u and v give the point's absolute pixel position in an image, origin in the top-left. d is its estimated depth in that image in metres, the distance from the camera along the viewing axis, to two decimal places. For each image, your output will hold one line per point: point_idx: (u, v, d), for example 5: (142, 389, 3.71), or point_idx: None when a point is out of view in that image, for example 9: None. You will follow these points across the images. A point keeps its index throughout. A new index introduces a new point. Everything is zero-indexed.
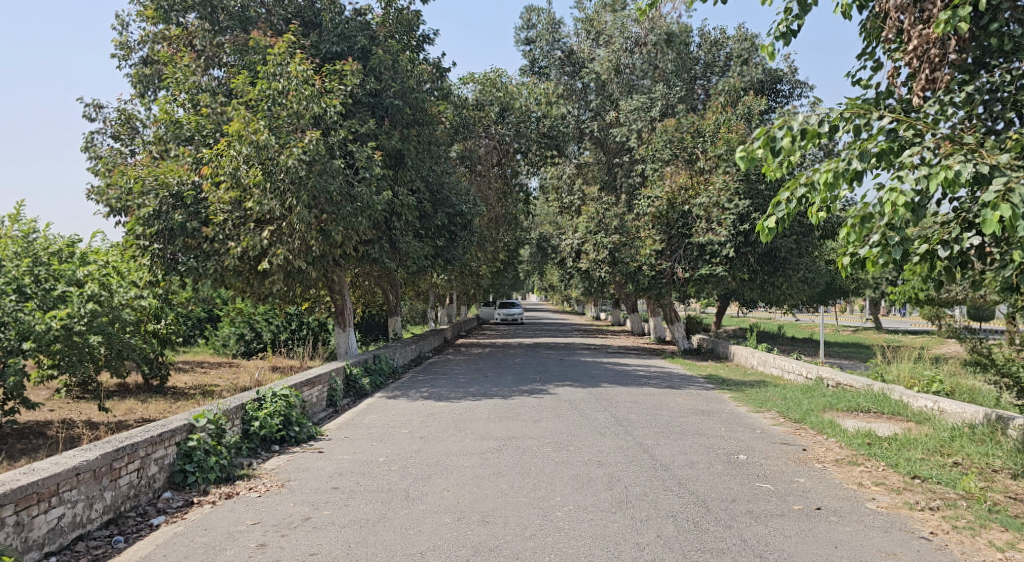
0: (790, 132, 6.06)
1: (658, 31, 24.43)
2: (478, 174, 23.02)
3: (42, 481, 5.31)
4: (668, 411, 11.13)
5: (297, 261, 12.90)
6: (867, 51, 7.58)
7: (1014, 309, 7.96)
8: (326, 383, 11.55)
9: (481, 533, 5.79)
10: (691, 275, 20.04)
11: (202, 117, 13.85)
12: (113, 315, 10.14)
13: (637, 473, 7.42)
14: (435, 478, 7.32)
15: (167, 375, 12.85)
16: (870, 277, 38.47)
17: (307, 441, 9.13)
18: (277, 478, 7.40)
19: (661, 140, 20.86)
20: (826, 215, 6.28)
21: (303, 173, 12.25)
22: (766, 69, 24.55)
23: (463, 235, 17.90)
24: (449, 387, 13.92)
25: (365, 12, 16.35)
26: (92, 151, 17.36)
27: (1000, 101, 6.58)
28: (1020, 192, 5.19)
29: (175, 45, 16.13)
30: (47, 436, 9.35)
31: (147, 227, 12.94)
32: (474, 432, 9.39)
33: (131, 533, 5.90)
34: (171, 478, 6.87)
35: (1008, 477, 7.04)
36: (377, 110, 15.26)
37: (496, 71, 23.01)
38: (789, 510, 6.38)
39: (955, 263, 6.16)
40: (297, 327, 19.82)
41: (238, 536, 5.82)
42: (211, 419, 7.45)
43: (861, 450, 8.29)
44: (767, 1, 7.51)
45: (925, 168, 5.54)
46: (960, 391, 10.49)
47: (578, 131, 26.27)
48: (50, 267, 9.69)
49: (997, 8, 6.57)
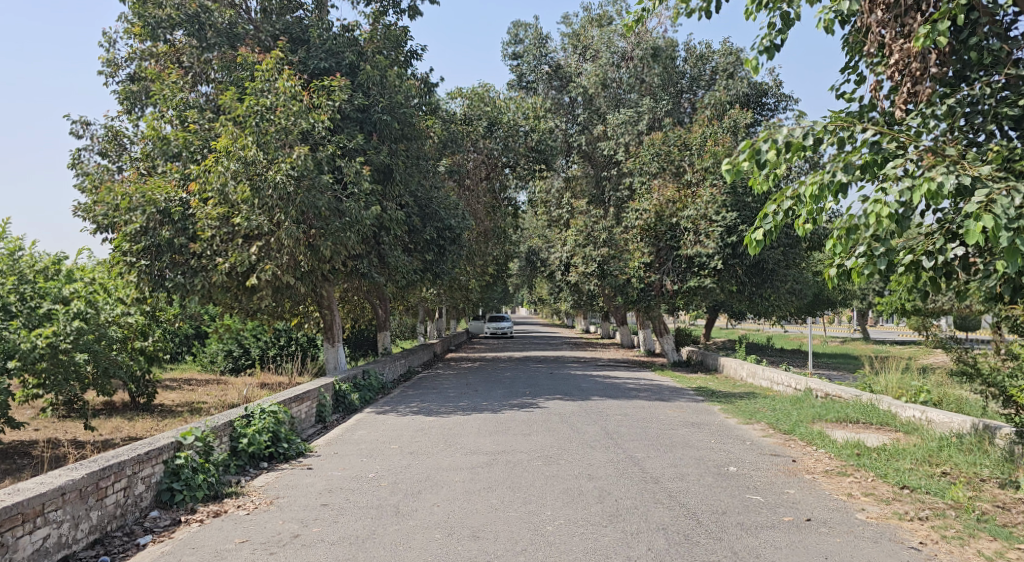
0: (775, 145, 6.12)
1: (645, 45, 24.71)
2: (467, 189, 23.18)
3: (27, 502, 5.25)
4: (659, 423, 11.15)
5: (286, 277, 12.80)
6: (850, 64, 7.70)
7: (999, 319, 7.97)
8: (315, 399, 11.50)
9: (472, 549, 5.76)
10: (679, 288, 20.24)
11: (190, 133, 13.80)
12: (101, 332, 9.97)
13: (627, 486, 7.42)
14: (425, 493, 7.28)
15: (154, 393, 12.71)
16: (857, 288, 38.88)
17: (296, 458, 9.08)
18: (266, 496, 7.34)
19: (648, 153, 21.02)
20: (812, 227, 6.29)
21: (291, 188, 12.31)
22: (750, 83, 24.81)
23: (452, 249, 17.95)
24: (439, 402, 13.88)
25: (353, 28, 16.38)
26: (79, 169, 17.29)
27: (981, 114, 6.67)
28: (1002, 203, 5.27)
29: (162, 62, 16.04)
30: (32, 456, 9.26)
31: (134, 243, 12.94)
32: (463, 447, 9.34)
33: (118, 553, 5.84)
34: (158, 497, 6.79)
35: (996, 486, 7.08)
36: (365, 126, 15.36)
37: (484, 86, 23.29)
38: (779, 522, 6.38)
39: (940, 274, 6.19)
40: (285, 343, 19.70)
41: (227, 555, 5.76)
42: (198, 436, 7.39)
43: (851, 461, 8.31)
44: (751, 15, 7.63)
45: (909, 181, 5.62)
46: (947, 401, 10.60)
47: (566, 145, 26.59)
48: (35, 285, 9.69)
49: (976, 23, 6.73)
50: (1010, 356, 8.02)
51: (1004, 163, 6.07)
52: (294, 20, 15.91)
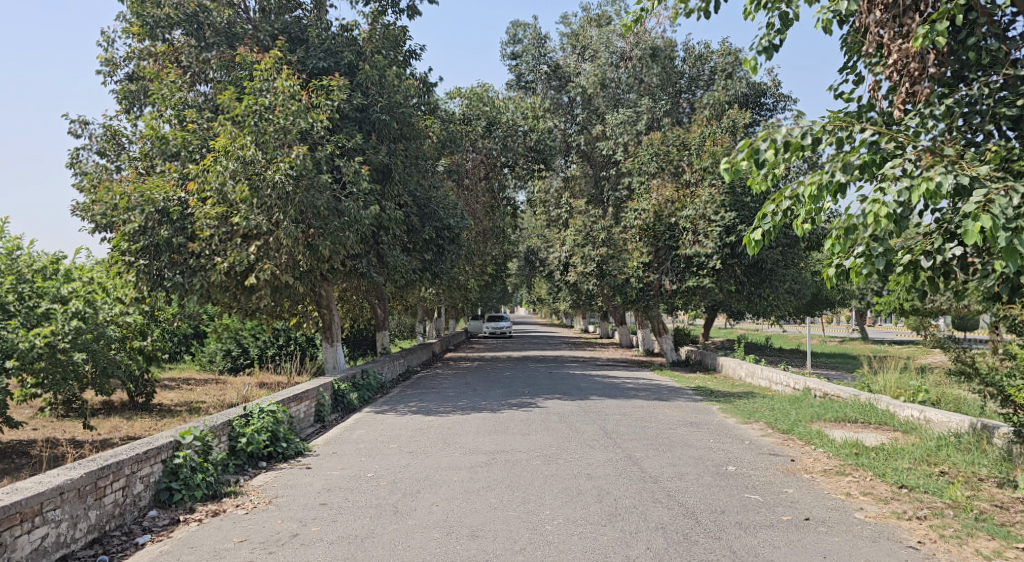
0: (774, 144, 6.12)
1: (643, 45, 24.72)
2: (466, 188, 23.20)
3: (26, 501, 5.25)
4: (657, 423, 11.16)
5: (285, 276, 12.80)
6: (848, 64, 7.72)
7: (997, 319, 7.97)
8: (314, 398, 11.51)
9: (471, 548, 5.76)
10: (678, 288, 20.23)
11: (189, 133, 13.78)
12: (99, 331, 9.97)
13: (626, 486, 7.42)
14: (424, 493, 7.29)
15: (152, 392, 12.69)
16: (856, 288, 38.95)
17: (295, 457, 9.08)
18: (264, 495, 7.33)
19: (647, 153, 21.04)
20: (811, 227, 6.28)
21: (290, 188, 12.30)
22: (749, 83, 24.79)
23: (451, 248, 17.96)
24: (438, 401, 13.89)
25: (352, 28, 16.38)
26: (77, 168, 17.27)
27: (979, 114, 6.68)
28: (1000, 203, 5.28)
29: (160, 61, 15.98)
30: (30, 456, 9.27)
31: (132, 243, 12.93)
32: (462, 447, 9.34)
33: (116, 553, 5.84)
34: (157, 496, 6.79)
35: (994, 485, 7.08)
36: (364, 125, 15.35)
37: (482, 86, 23.31)
38: (777, 521, 6.38)
39: (938, 273, 6.19)
40: (284, 342, 19.69)
41: (225, 554, 5.77)
42: (197, 435, 7.38)
43: (849, 460, 8.31)
44: (749, 16, 7.65)
45: (908, 181, 5.62)
46: (946, 401, 10.62)
47: (565, 145, 26.69)
48: (33, 284, 9.68)
49: (974, 24, 6.75)
50: (1009, 355, 8.01)
51: (1002, 164, 6.08)
52: (293, 19, 15.93)
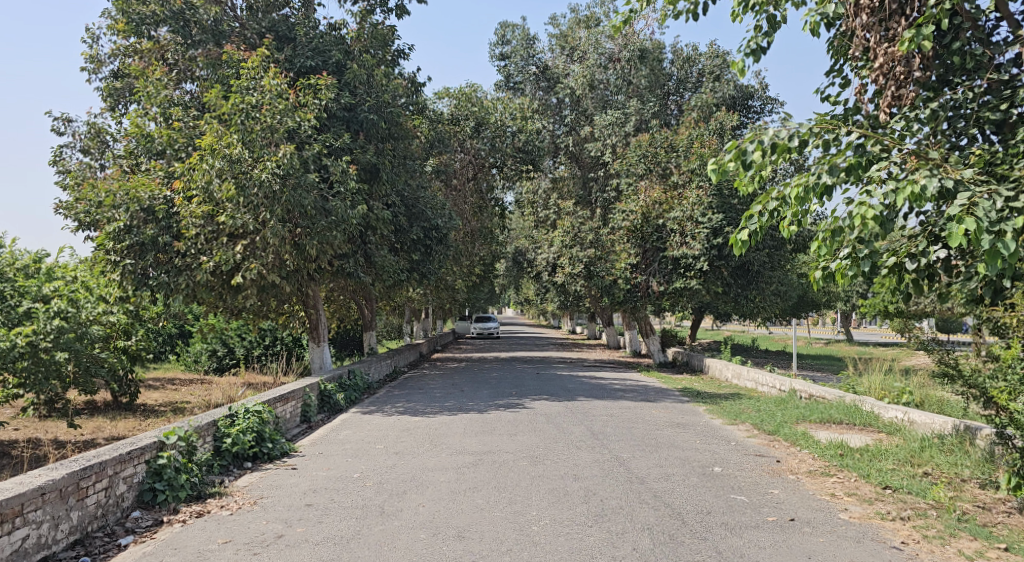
0: (761, 146, 6.11)
1: (632, 46, 24.51)
2: (454, 189, 23.30)
3: (5, 502, 5.18)
4: (644, 423, 11.20)
5: (272, 275, 12.68)
6: (835, 68, 7.82)
7: (979, 321, 8.00)
8: (300, 399, 11.45)
9: (457, 549, 5.74)
10: (666, 289, 20.26)
11: (175, 131, 13.65)
12: (82, 330, 9.85)
13: (613, 486, 7.43)
14: (410, 493, 7.25)
15: (136, 392, 12.60)
16: (841, 290, 39.31)
17: (280, 457, 9.01)
18: (249, 496, 7.29)
19: (635, 155, 21.07)
20: (798, 229, 6.28)
21: (277, 187, 12.26)
22: (737, 86, 24.83)
23: (439, 248, 17.95)
24: (424, 402, 13.85)
25: (340, 27, 16.36)
26: (61, 165, 17.13)
27: (963, 118, 6.75)
28: (983, 206, 5.32)
29: (146, 59, 15.72)
30: (11, 456, 9.20)
31: (118, 241, 12.79)
32: (448, 448, 9.29)
33: (98, 554, 5.79)
34: (141, 497, 6.73)
35: (976, 486, 7.16)
36: (352, 125, 15.28)
37: (471, 86, 23.25)
38: (763, 522, 6.41)
39: (922, 276, 6.21)
40: (270, 342, 19.58)
41: (210, 555, 5.72)
42: (182, 436, 7.30)
43: (834, 461, 8.37)
44: (738, 18, 7.76)
45: (894, 183, 5.64)
46: (929, 402, 10.76)
47: (553, 147, 26.87)
48: (15, 283, 9.54)
49: (958, 28, 6.80)
50: (991, 358, 8.04)
51: (985, 167, 6.15)
52: (280, 18, 15.80)
